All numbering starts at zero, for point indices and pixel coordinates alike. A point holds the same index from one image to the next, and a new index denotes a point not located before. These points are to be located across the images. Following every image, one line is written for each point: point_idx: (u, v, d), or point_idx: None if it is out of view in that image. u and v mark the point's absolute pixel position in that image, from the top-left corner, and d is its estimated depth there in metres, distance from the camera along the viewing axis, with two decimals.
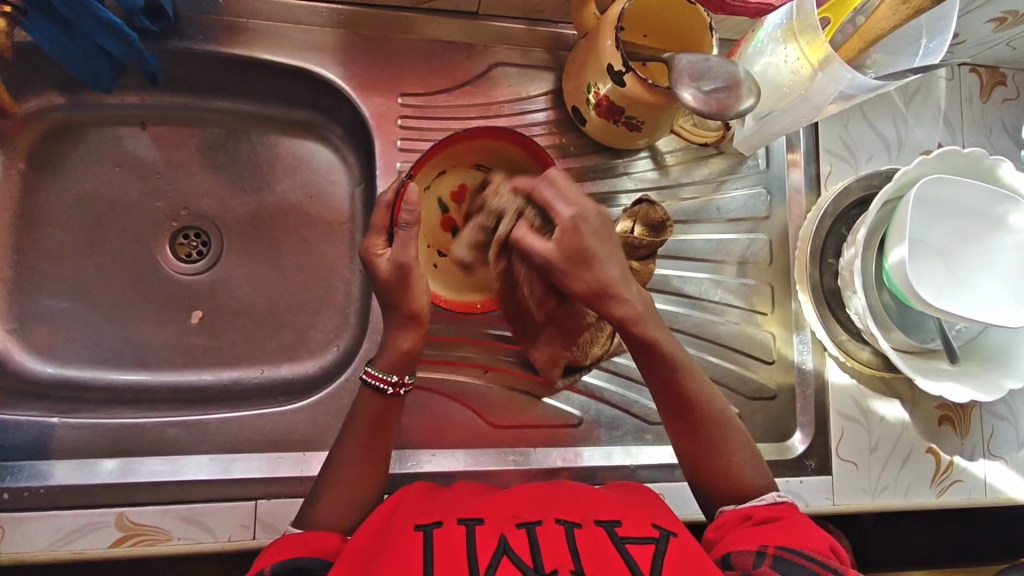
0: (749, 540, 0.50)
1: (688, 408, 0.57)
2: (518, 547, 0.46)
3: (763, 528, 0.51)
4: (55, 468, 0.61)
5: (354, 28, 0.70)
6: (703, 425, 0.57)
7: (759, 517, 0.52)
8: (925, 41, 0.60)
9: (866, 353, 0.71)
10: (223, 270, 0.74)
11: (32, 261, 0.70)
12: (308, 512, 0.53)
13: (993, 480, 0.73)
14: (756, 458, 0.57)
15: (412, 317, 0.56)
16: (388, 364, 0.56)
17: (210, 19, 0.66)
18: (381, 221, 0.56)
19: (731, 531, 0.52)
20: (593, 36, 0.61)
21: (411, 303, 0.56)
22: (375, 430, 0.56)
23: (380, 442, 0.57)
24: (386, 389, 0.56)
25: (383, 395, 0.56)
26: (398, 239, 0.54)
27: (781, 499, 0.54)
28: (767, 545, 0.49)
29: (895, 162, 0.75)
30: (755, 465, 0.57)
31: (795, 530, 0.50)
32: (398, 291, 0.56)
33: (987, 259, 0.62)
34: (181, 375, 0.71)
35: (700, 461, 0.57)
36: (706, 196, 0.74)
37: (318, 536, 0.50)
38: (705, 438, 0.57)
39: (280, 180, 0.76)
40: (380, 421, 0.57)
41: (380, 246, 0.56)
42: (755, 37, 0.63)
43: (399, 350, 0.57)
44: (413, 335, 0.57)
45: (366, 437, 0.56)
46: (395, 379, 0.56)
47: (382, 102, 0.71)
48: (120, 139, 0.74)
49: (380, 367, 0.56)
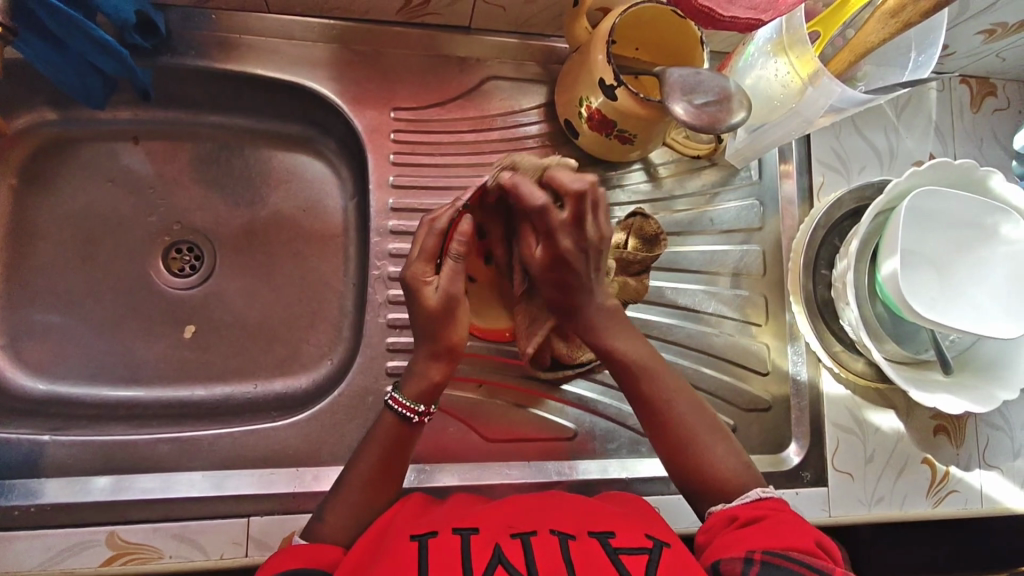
0: (736, 544, 0.50)
1: (654, 408, 0.58)
2: (514, 557, 0.46)
3: (751, 530, 0.51)
4: (46, 487, 0.61)
5: (347, 43, 0.70)
6: (668, 425, 0.57)
7: (745, 519, 0.52)
8: (914, 54, 0.61)
9: (860, 363, 0.71)
10: (215, 285, 0.74)
11: (24, 277, 0.70)
12: (313, 525, 0.53)
13: (988, 490, 0.73)
14: (733, 449, 0.58)
15: (449, 351, 0.55)
16: (417, 394, 0.56)
17: (201, 35, 0.66)
18: (431, 247, 0.53)
19: (719, 535, 0.52)
20: (584, 51, 0.61)
21: (450, 336, 0.54)
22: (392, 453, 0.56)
23: (394, 468, 0.56)
24: (411, 417, 0.56)
25: (407, 421, 0.56)
26: (447, 268, 0.53)
27: (765, 494, 0.54)
28: (754, 549, 0.48)
29: (887, 173, 0.75)
30: (733, 456, 0.57)
31: (784, 529, 0.50)
32: (443, 323, 0.54)
33: (980, 271, 0.63)
34: (173, 390, 0.71)
35: (672, 454, 0.57)
36: (699, 207, 0.74)
37: (315, 547, 0.50)
38: (670, 440, 0.57)
39: (274, 194, 0.76)
40: (398, 446, 0.56)
41: (426, 274, 0.54)
42: (745, 51, 0.63)
43: (430, 382, 0.56)
44: (444, 368, 0.56)
45: (379, 461, 0.56)
46: (422, 408, 0.56)
47: (375, 116, 0.71)
48: (113, 154, 0.74)
49: (409, 395, 0.56)
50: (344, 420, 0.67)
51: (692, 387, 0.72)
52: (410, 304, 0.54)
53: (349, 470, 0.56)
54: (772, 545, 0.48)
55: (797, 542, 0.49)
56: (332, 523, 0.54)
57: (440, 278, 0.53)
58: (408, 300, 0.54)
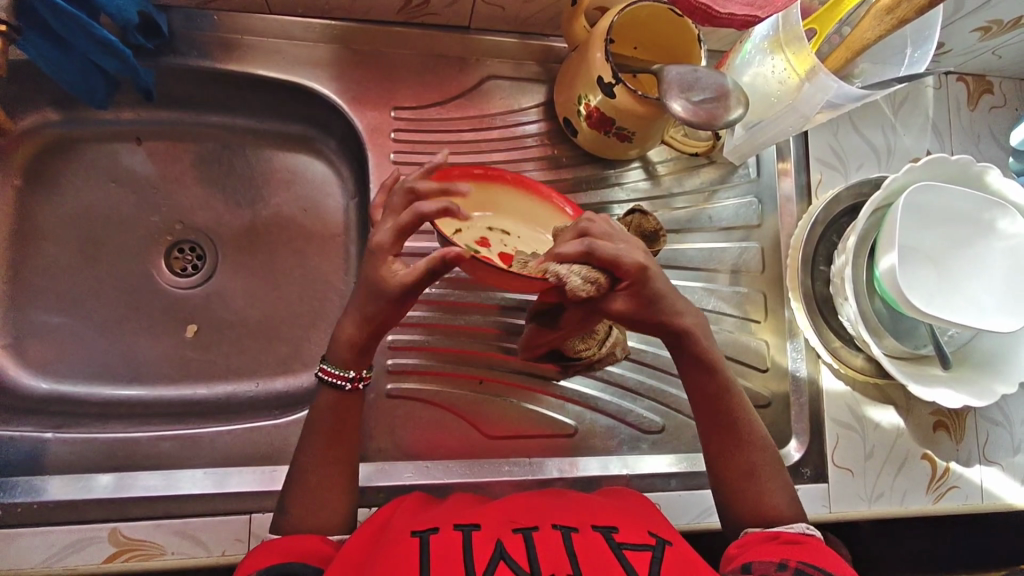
0: (770, 554, 0.50)
1: (730, 430, 0.58)
2: (516, 553, 0.46)
3: (786, 544, 0.51)
4: (49, 484, 0.61)
5: (347, 44, 0.70)
6: (739, 452, 0.58)
7: (784, 535, 0.52)
8: (910, 50, 0.61)
9: (859, 359, 0.72)
10: (217, 284, 0.74)
11: (27, 277, 0.70)
12: (282, 519, 0.54)
13: (989, 485, 0.73)
14: (786, 484, 0.58)
15: (380, 325, 0.55)
16: (344, 356, 0.56)
17: (204, 36, 0.67)
18: (379, 202, 0.58)
19: (752, 543, 0.53)
20: (583, 49, 0.62)
21: (372, 296, 0.55)
22: (336, 431, 0.56)
23: (341, 441, 0.57)
24: (343, 384, 0.56)
25: (341, 390, 0.57)
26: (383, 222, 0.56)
27: (809, 532, 0.54)
28: (789, 559, 0.49)
29: (885, 170, 0.76)
30: (785, 490, 0.57)
31: (821, 550, 0.50)
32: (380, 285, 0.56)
33: (978, 266, 0.63)
34: (175, 389, 0.71)
35: (736, 480, 0.57)
36: (698, 205, 0.75)
37: (303, 545, 0.50)
38: (735, 464, 0.58)
39: (275, 193, 0.77)
40: (341, 421, 0.57)
41: (376, 228, 0.57)
42: (743, 48, 0.63)
43: (346, 340, 0.56)
44: (358, 326, 0.55)
45: (328, 440, 0.56)
46: (352, 374, 0.56)
47: (375, 116, 0.71)
48: (116, 155, 0.74)
49: (333, 363, 0.56)
50: None
51: None
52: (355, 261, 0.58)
53: (299, 454, 0.56)
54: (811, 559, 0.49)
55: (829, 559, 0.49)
56: (298, 514, 0.54)
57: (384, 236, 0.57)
58: None
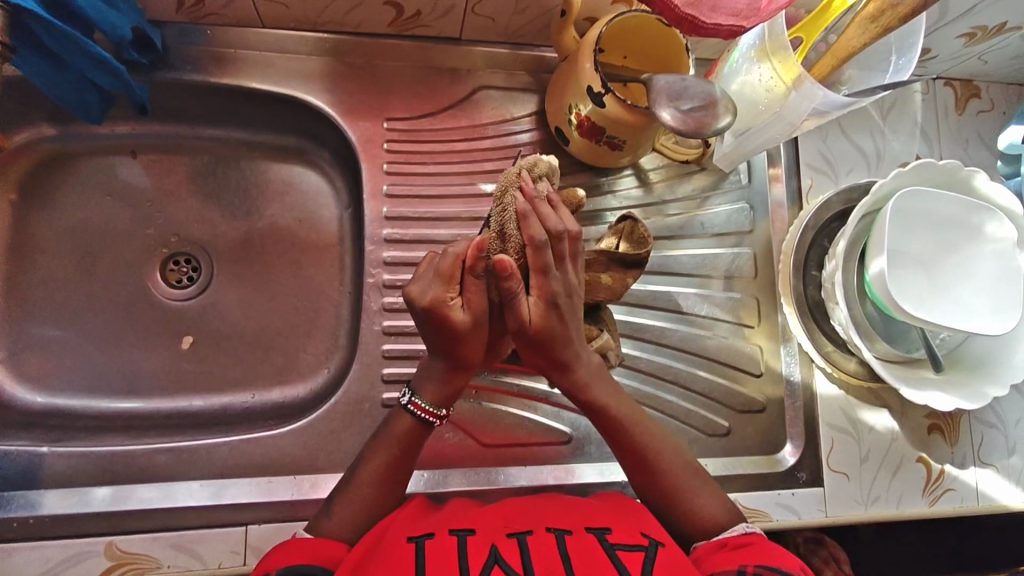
0: (728, 563, 0.51)
1: (645, 458, 0.58)
2: (510, 556, 0.46)
3: (740, 553, 0.51)
4: (45, 498, 0.61)
5: (340, 56, 0.71)
6: (659, 472, 0.58)
7: (734, 543, 0.53)
8: (895, 57, 0.62)
9: (852, 363, 0.73)
10: (213, 295, 0.75)
11: (23, 291, 0.71)
12: (322, 521, 0.53)
13: (985, 487, 0.73)
14: (713, 489, 0.59)
15: (457, 360, 0.53)
16: (434, 392, 0.55)
17: (198, 50, 0.68)
18: (448, 270, 0.50)
19: (708, 557, 0.53)
20: (572, 59, 0.63)
21: (464, 354, 0.53)
22: (402, 456, 0.56)
23: (401, 468, 0.56)
24: (433, 421, 0.56)
25: (425, 425, 0.56)
26: (478, 290, 0.50)
27: (751, 529, 0.54)
28: (747, 565, 0.50)
29: (875, 174, 0.76)
30: (714, 496, 0.58)
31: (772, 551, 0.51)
32: (460, 345, 0.52)
33: (966, 270, 0.64)
34: (172, 401, 0.71)
35: (669, 504, 0.57)
36: (690, 212, 0.75)
37: (325, 550, 0.50)
38: (664, 488, 0.58)
39: (269, 205, 0.77)
40: (409, 449, 0.56)
41: (448, 296, 0.50)
42: (731, 58, 0.64)
43: (451, 387, 0.56)
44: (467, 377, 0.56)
45: (382, 469, 0.55)
46: (444, 412, 0.56)
47: (368, 127, 0.72)
48: (112, 169, 0.75)
49: (427, 400, 0.55)
50: (341, 427, 0.67)
51: (686, 390, 0.73)
52: (427, 324, 0.51)
53: (358, 469, 0.56)
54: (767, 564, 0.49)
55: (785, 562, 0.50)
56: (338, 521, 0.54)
57: (465, 298, 0.50)
58: (425, 322, 0.51)
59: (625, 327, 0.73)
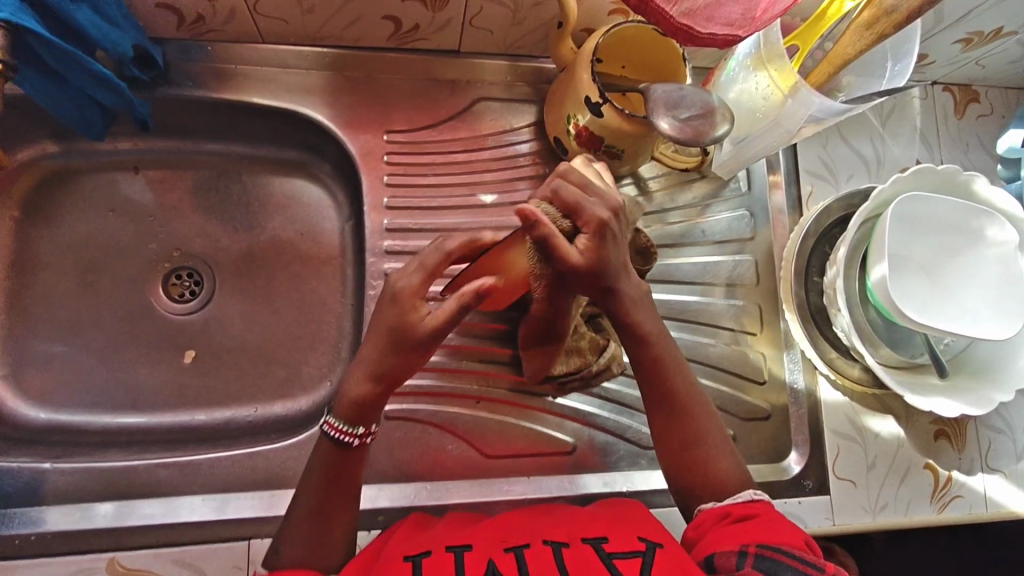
0: (729, 541, 0.50)
1: (678, 411, 0.57)
2: (507, 570, 0.46)
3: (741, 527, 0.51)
4: (47, 514, 0.61)
5: (339, 70, 0.72)
6: (685, 436, 0.57)
7: (738, 515, 0.52)
8: (891, 63, 0.62)
9: (856, 369, 0.72)
10: (215, 309, 0.75)
11: (25, 308, 0.71)
12: (318, 544, 0.52)
13: (993, 494, 0.72)
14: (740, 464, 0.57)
15: (389, 381, 0.53)
16: (348, 414, 0.52)
17: (199, 66, 0.68)
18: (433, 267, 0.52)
19: (711, 530, 0.53)
20: (570, 71, 0.63)
21: (388, 369, 0.52)
22: (334, 480, 0.53)
23: (342, 493, 0.54)
24: (347, 440, 0.53)
25: (344, 446, 0.53)
26: (448, 303, 0.50)
27: (757, 497, 0.54)
28: (748, 544, 0.49)
29: (875, 180, 0.76)
30: (737, 470, 0.57)
31: (777, 527, 0.50)
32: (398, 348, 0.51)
33: (970, 274, 0.64)
34: (174, 416, 0.71)
35: (680, 459, 0.57)
36: (691, 219, 0.75)
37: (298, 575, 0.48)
38: (682, 446, 0.57)
39: (271, 218, 0.77)
40: (336, 474, 0.54)
41: (422, 294, 0.51)
42: (727, 66, 0.64)
43: (353, 397, 0.53)
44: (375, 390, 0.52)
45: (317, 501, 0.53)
46: (359, 432, 0.53)
47: (369, 140, 0.72)
48: (114, 184, 0.75)
49: (339, 416, 0.53)
50: None
51: None
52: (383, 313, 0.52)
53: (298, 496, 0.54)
54: (765, 542, 0.49)
55: (786, 538, 0.49)
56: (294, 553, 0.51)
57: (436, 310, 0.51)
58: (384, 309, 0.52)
59: None
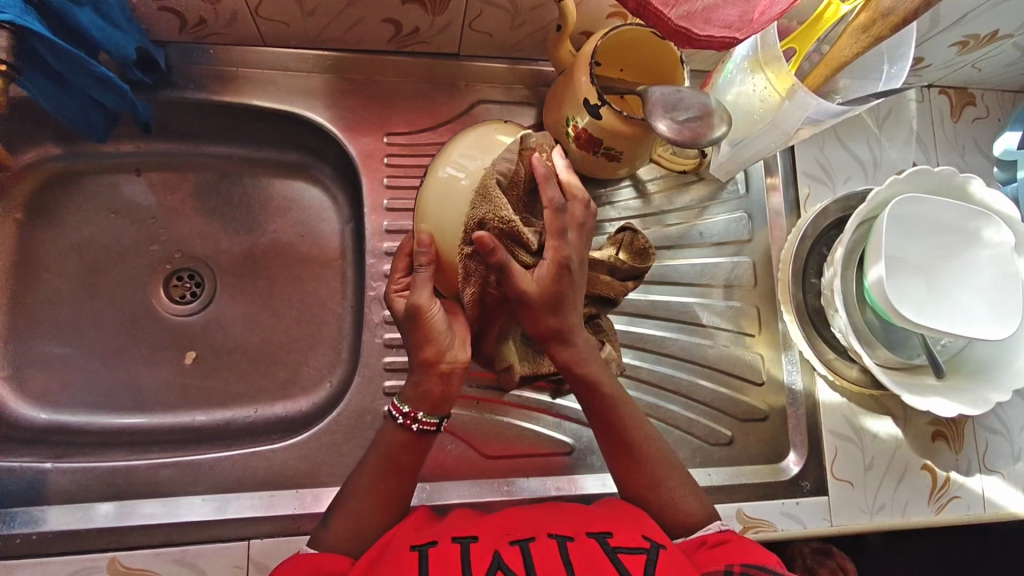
0: (714, 563, 0.52)
1: (628, 450, 0.58)
2: (513, 563, 0.47)
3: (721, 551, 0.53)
4: (48, 514, 0.61)
5: (340, 72, 0.72)
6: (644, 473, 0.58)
7: (713, 541, 0.54)
8: (887, 66, 0.63)
9: (854, 370, 0.72)
10: (215, 310, 0.75)
11: (28, 309, 0.71)
12: (322, 533, 0.53)
13: (991, 494, 0.72)
14: (699, 491, 0.59)
15: (426, 361, 0.53)
16: (409, 396, 0.54)
17: (202, 69, 0.69)
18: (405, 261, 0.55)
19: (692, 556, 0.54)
20: (568, 73, 0.63)
21: (420, 348, 0.53)
22: (386, 475, 0.55)
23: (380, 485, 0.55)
24: (397, 418, 0.54)
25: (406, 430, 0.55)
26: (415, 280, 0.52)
27: (725, 527, 0.56)
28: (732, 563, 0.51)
29: (872, 182, 0.77)
30: (696, 498, 0.58)
31: (756, 549, 0.52)
32: (412, 332, 0.52)
33: (966, 277, 0.64)
34: (175, 416, 0.72)
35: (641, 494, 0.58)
36: (689, 221, 0.76)
37: (329, 563, 0.50)
38: (641, 480, 0.58)
39: (272, 221, 0.78)
40: (397, 461, 0.55)
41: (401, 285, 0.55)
42: (726, 68, 0.65)
43: (414, 385, 0.54)
44: (436, 379, 0.53)
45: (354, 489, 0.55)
46: (405, 411, 0.54)
47: (369, 142, 0.73)
48: (116, 186, 0.76)
49: (402, 397, 0.55)
50: (343, 440, 0.67)
51: (688, 400, 0.73)
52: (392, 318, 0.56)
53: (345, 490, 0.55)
54: (750, 562, 0.51)
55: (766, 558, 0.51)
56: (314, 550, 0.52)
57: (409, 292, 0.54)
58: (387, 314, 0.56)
59: (625, 337, 0.73)
